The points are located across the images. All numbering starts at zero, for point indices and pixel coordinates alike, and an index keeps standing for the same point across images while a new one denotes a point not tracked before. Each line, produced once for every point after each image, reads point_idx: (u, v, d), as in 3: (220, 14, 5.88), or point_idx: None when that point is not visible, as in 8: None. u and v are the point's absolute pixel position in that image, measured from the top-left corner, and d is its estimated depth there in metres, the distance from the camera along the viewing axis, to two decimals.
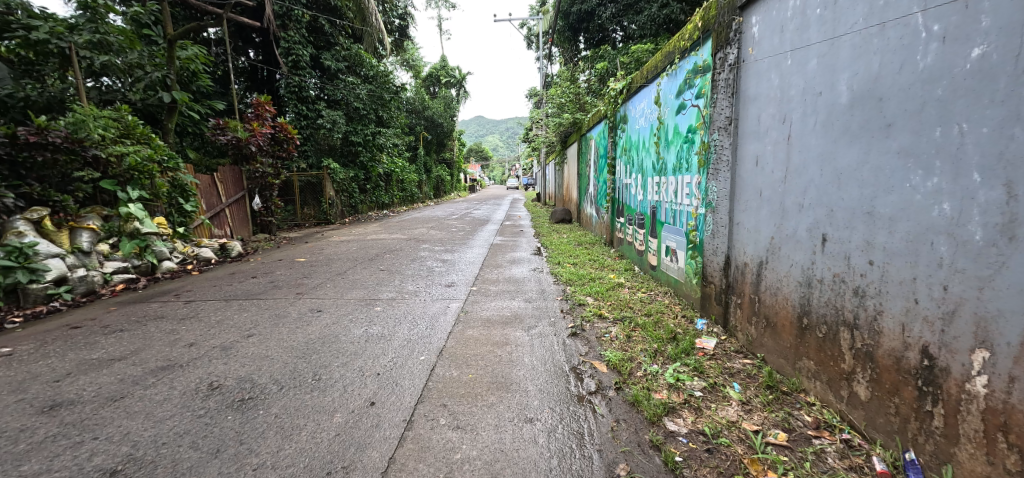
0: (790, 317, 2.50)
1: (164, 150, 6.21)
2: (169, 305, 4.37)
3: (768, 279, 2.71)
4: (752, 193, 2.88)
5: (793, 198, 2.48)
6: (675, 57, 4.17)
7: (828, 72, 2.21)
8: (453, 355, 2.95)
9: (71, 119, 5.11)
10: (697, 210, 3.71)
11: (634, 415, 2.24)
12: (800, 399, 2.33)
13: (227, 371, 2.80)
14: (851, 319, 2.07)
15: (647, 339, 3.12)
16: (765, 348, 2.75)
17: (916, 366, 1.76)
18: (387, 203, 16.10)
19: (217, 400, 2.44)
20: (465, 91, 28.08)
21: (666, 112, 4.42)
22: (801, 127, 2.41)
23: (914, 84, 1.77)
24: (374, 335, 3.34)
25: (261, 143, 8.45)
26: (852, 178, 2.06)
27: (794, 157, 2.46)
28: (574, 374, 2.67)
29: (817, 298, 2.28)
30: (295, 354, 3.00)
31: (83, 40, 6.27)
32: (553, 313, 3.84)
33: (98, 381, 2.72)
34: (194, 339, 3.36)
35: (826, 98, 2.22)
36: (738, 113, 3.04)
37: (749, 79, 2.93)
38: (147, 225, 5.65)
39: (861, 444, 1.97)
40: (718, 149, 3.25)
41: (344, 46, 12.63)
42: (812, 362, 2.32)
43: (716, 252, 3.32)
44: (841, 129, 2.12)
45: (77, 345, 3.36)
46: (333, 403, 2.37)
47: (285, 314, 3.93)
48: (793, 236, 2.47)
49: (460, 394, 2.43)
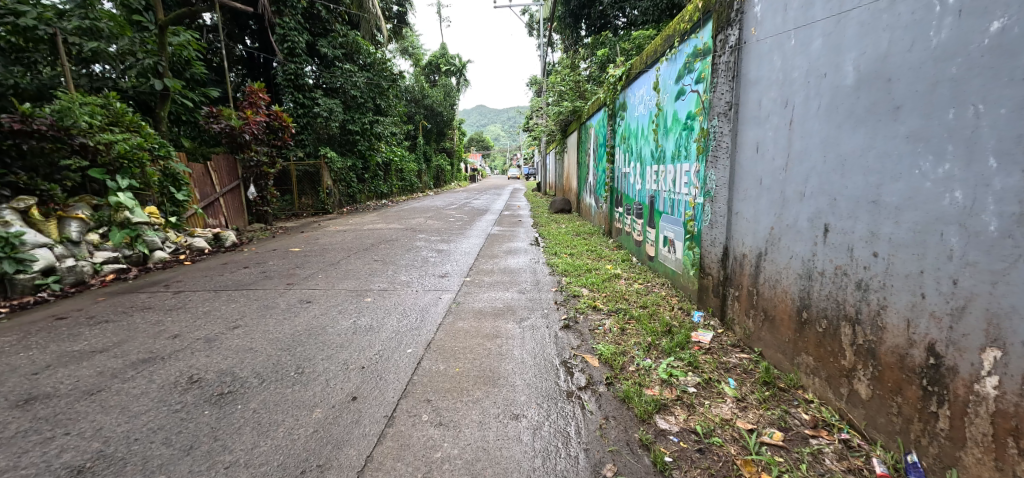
0: (789, 311, 2.41)
1: (155, 138, 6.11)
2: (157, 296, 4.30)
3: (767, 271, 2.61)
4: (751, 182, 2.76)
5: (794, 186, 2.36)
6: (674, 40, 4.01)
7: (833, 52, 2.07)
8: (441, 347, 2.87)
9: (56, 107, 5.03)
10: (695, 199, 3.59)
11: (624, 412, 2.14)
12: (797, 396, 2.24)
13: (208, 364, 2.71)
14: (853, 313, 1.97)
15: (642, 332, 3.03)
16: (762, 342, 2.66)
17: (921, 365, 1.67)
18: (386, 193, 16.07)
19: (194, 394, 2.35)
20: (465, 79, 27.81)
21: (666, 98, 4.28)
22: (803, 112, 2.28)
23: (924, 63, 1.65)
24: (363, 327, 3.26)
25: (255, 131, 8.29)
26: (857, 165, 1.94)
27: (796, 142, 2.34)
28: (564, 368, 2.58)
29: (818, 291, 2.19)
30: (279, 347, 2.92)
31: (72, 26, 6.22)
32: (546, 305, 3.75)
33: (77, 373, 2.64)
34: (179, 330, 3.28)
35: (831, 79, 2.08)
36: (739, 98, 2.91)
37: (750, 62, 2.79)
38: (138, 214, 5.60)
39: (861, 444, 1.88)
40: (717, 136, 3.12)
41: (341, 33, 12.36)
42: (811, 358, 2.23)
43: (714, 243, 3.21)
44: (846, 112, 1.99)
45: (60, 336, 3.28)
46: (314, 398, 2.28)
47: (274, 305, 3.85)
48: (794, 226, 2.36)
49: (445, 389, 2.35)
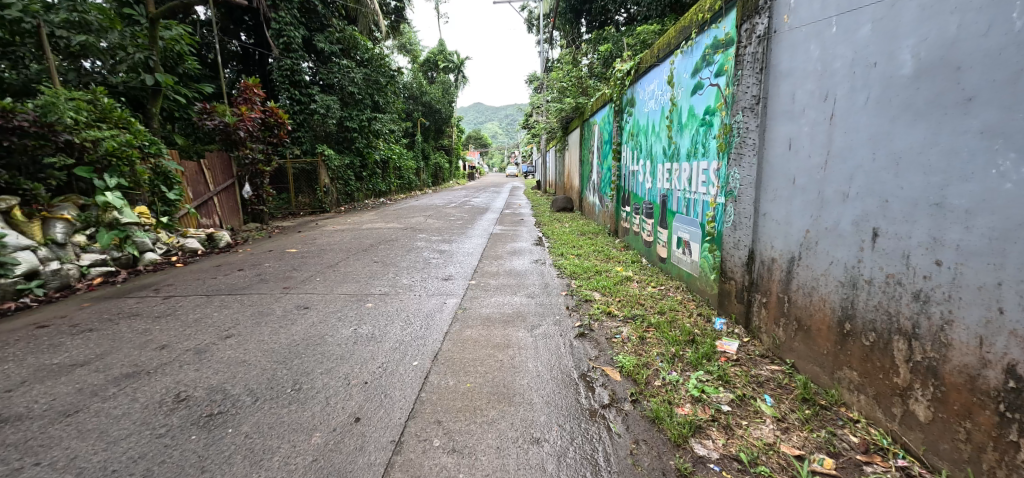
0: (827, 321, 2.22)
1: (145, 135, 5.85)
2: (146, 301, 4.09)
3: (801, 277, 2.41)
4: (782, 181, 2.56)
5: (834, 186, 2.16)
6: (691, 31, 3.82)
7: (885, 38, 1.88)
8: (449, 359, 2.68)
9: (40, 101, 4.79)
10: (715, 199, 3.39)
11: (655, 435, 1.96)
12: (841, 415, 2.06)
13: (197, 380, 2.50)
14: (908, 327, 1.79)
15: (663, 342, 2.84)
16: (795, 353, 2.47)
17: (997, 388, 1.51)
18: (384, 191, 15.84)
19: (181, 416, 2.15)
20: (462, 75, 27.59)
21: (681, 93, 4.09)
22: (846, 105, 2.08)
23: (1005, 49, 1.47)
24: (364, 336, 3.06)
25: (250, 128, 8.08)
26: (914, 163, 1.76)
27: (836, 139, 2.14)
28: (584, 383, 2.39)
29: (864, 301, 2.00)
30: (275, 360, 2.72)
31: (60, 19, 6.12)
32: (557, 311, 3.56)
33: (54, 391, 2.43)
34: (167, 340, 3.07)
35: (882, 69, 1.89)
36: (767, 91, 2.71)
37: (781, 51, 2.58)
38: (128, 214, 5.38)
39: (921, 473, 1.71)
40: (742, 132, 2.93)
41: (337, 28, 12.12)
42: (855, 373, 2.04)
43: (738, 246, 3.02)
44: (902, 105, 1.80)
45: (40, 347, 3.07)
46: (314, 419, 2.09)
47: (269, 311, 3.64)
48: (834, 230, 2.16)
49: (457, 408, 2.15)
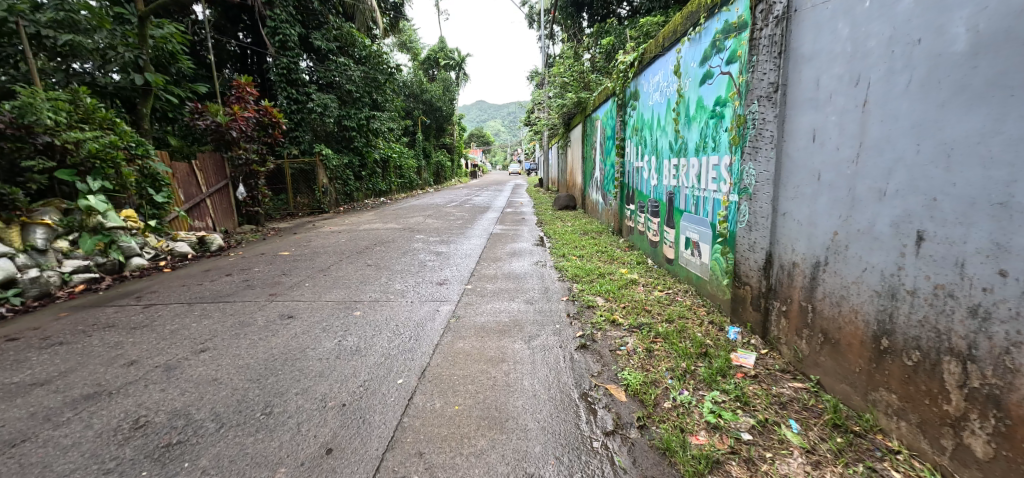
0: (859, 336, 1.96)
1: (130, 136, 5.61)
2: (125, 310, 3.88)
3: (827, 285, 2.14)
4: (806, 177, 2.30)
5: (867, 183, 1.90)
6: (699, 16, 3.54)
7: (932, 10, 1.62)
8: (437, 377, 2.44)
9: (17, 103, 4.58)
10: (727, 197, 3.13)
11: (666, 470, 1.72)
12: (878, 444, 1.80)
13: (161, 402, 2.28)
14: (963, 347, 1.53)
15: (673, 355, 2.59)
16: (820, 369, 2.21)
17: None
18: (384, 191, 15.60)
19: (135, 446, 1.93)
20: (462, 73, 27.35)
21: (688, 83, 3.81)
22: (883, 89, 1.82)
23: None
24: (347, 349, 2.82)
25: (243, 127, 7.90)
26: (972, 155, 1.50)
27: (870, 128, 1.88)
28: (585, 405, 2.14)
29: (905, 315, 1.73)
30: (248, 378, 2.49)
31: (47, 18, 5.88)
32: (557, 319, 3.31)
33: (4, 416, 2.22)
34: (138, 356, 2.85)
35: (928, 46, 1.63)
36: (786, 77, 2.44)
37: (803, 33, 2.32)
38: (112, 218, 5.19)
39: None
40: (758, 123, 2.66)
41: (334, 25, 11.79)
42: (895, 396, 1.79)
43: (753, 248, 2.76)
44: (955, 87, 1.54)
45: (3, 363, 2.86)
46: (281, 451, 1.85)
47: (251, 321, 3.41)
48: (867, 232, 1.89)
49: (442, 437, 1.91)
